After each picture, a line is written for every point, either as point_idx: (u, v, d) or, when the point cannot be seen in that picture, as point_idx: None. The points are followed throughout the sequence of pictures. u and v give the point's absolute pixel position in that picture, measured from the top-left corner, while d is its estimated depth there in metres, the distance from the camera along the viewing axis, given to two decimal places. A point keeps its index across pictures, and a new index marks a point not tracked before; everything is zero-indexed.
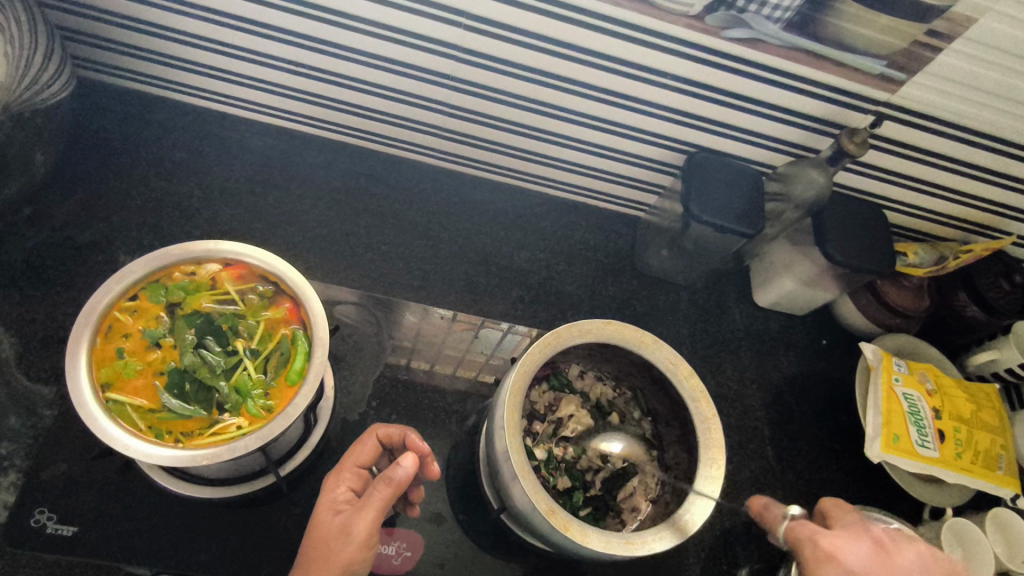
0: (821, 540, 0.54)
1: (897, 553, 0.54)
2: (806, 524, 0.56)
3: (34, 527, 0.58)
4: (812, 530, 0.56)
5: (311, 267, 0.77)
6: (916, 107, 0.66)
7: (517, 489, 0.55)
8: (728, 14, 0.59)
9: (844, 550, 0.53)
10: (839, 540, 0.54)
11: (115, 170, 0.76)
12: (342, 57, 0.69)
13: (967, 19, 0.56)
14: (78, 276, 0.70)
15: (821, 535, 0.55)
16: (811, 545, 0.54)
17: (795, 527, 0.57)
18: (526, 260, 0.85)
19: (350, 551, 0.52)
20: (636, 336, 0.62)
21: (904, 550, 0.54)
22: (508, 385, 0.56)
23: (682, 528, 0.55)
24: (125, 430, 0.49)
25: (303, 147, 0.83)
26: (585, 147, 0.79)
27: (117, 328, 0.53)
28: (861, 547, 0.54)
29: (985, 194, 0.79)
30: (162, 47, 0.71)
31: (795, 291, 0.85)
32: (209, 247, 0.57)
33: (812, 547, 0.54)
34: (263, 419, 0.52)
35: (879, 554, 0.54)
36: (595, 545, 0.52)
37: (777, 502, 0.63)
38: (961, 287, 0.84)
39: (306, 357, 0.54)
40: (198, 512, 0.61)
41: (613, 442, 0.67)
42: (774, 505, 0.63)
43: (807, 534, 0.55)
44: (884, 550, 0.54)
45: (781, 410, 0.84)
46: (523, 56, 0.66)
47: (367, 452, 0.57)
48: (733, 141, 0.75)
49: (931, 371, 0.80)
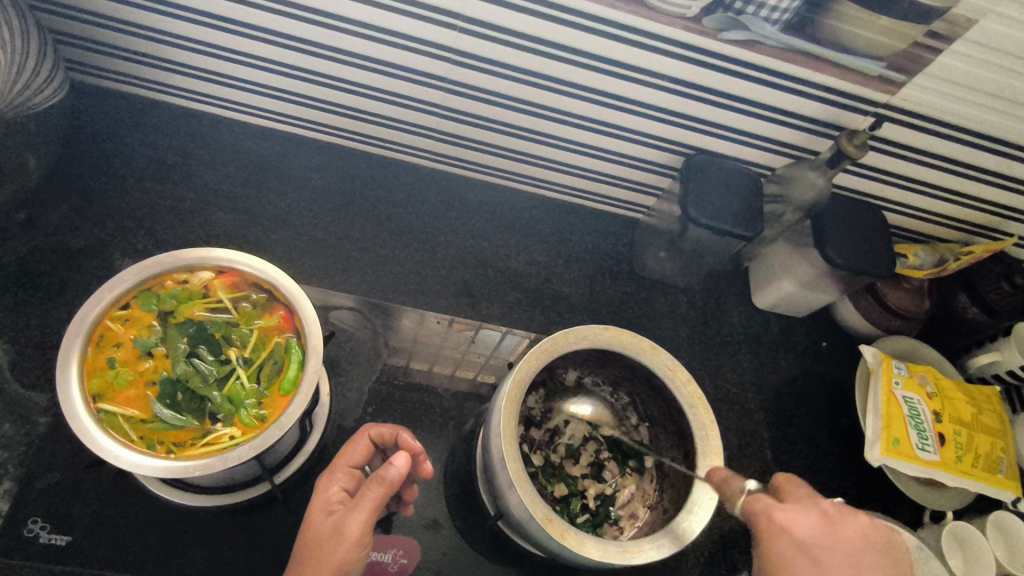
0: (775, 516, 0.49)
1: (845, 526, 0.49)
2: (762, 498, 0.50)
3: (27, 537, 0.57)
4: (766, 502, 0.50)
5: (307, 272, 0.76)
6: (916, 108, 0.66)
7: (515, 498, 0.54)
8: (726, 15, 0.58)
9: (798, 526, 0.48)
10: (791, 511, 0.49)
11: (110, 175, 0.76)
12: (334, 59, 0.68)
13: (968, 21, 0.55)
14: (73, 282, 0.70)
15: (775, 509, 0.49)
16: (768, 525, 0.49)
17: (750, 501, 0.51)
18: (525, 263, 0.84)
19: (344, 551, 0.51)
20: (633, 341, 0.61)
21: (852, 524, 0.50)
22: (505, 394, 0.56)
23: (681, 536, 0.54)
24: (116, 441, 0.48)
25: (299, 149, 0.82)
26: (583, 149, 0.78)
27: (109, 337, 0.53)
28: (813, 517, 0.49)
29: (985, 195, 0.78)
30: (155, 50, 0.70)
31: (794, 292, 0.85)
32: (201, 255, 0.56)
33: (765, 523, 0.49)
34: (256, 429, 0.51)
35: (830, 522, 0.49)
36: (593, 553, 0.52)
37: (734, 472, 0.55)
38: (962, 289, 0.84)
39: (300, 365, 0.54)
40: (193, 520, 0.60)
41: (581, 404, 0.68)
42: (734, 476, 0.54)
43: (762, 508, 0.50)
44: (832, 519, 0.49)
45: (780, 412, 0.83)
46: (518, 58, 0.65)
47: (360, 451, 0.57)
48: (732, 143, 0.74)
49: (931, 373, 0.80)
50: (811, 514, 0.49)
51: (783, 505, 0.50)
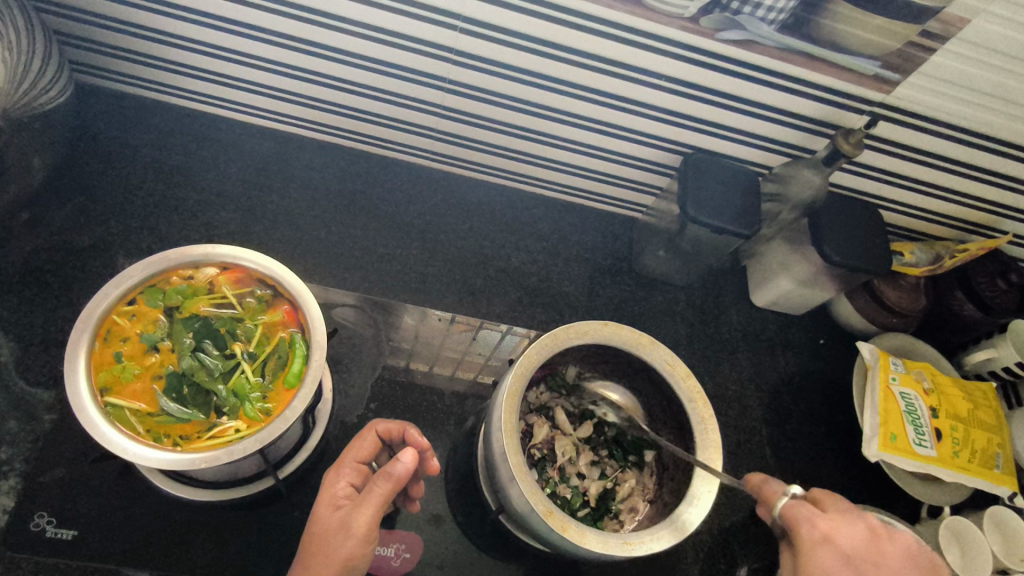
0: (822, 523, 0.53)
1: (888, 543, 0.54)
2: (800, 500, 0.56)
3: (34, 531, 0.58)
4: (809, 510, 0.54)
5: (309, 272, 0.77)
6: (911, 108, 0.67)
7: (515, 490, 0.55)
8: (723, 16, 0.59)
9: (842, 535, 0.53)
10: (838, 523, 0.53)
11: (114, 175, 0.77)
12: (336, 60, 0.69)
13: (961, 20, 0.56)
14: (78, 279, 0.70)
15: (820, 517, 0.54)
16: (810, 529, 0.53)
17: (791, 505, 0.56)
18: (525, 261, 0.85)
19: (350, 546, 0.51)
20: (633, 336, 0.62)
21: (894, 542, 0.54)
22: (505, 389, 0.56)
23: (682, 527, 0.55)
24: (124, 434, 0.49)
25: (300, 150, 0.83)
26: (582, 149, 0.79)
27: (115, 332, 0.53)
28: (858, 531, 0.53)
29: (981, 194, 0.79)
30: (159, 51, 0.71)
31: (792, 290, 0.85)
32: (206, 251, 0.57)
33: (811, 528, 0.53)
34: (261, 422, 0.52)
35: (872, 540, 0.54)
36: (594, 544, 0.52)
37: (772, 477, 0.60)
38: (958, 286, 0.85)
39: (304, 360, 0.55)
40: (198, 514, 0.61)
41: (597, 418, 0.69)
42: (773, 480, 0.60)
43: (804, 514, 0.54)
44: (874, 535, 0.54)
45: (779, 409, 0.84)
46: (518, 58, 0.66)
47: (366, 448, 0.57)
48: (730, 142, 0.75)
49: (928, 369, 0.80)
50: (859, 527, 0.54)
51: (827, 516, 0.54)
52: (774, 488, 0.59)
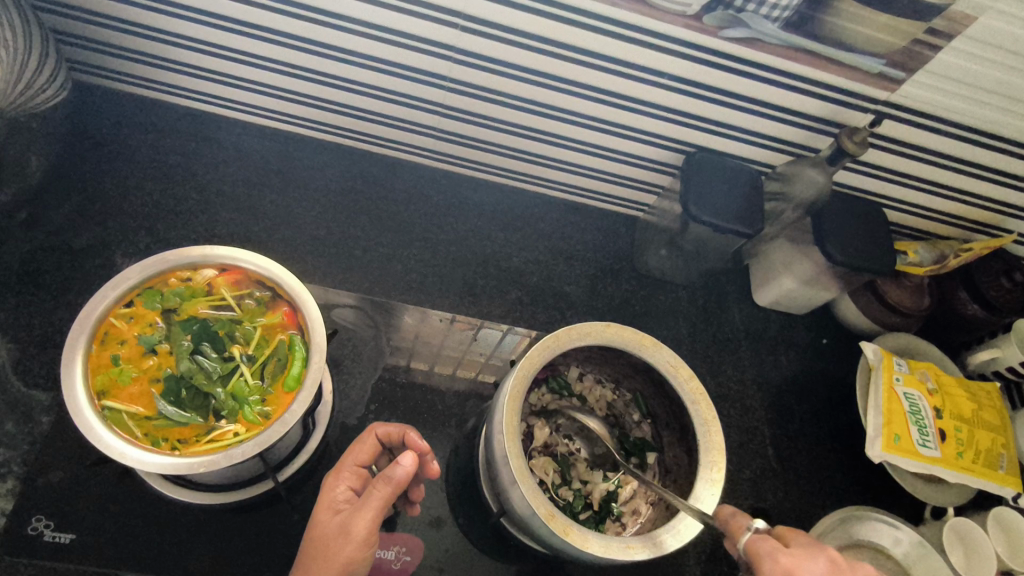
0: (783, 559, 0.47)
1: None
2: (766, 536, 0.50)
3: (31, 535, 0.58)
4: (771, 545, 0.49)
5: (307, 272, 0.76)
6: (916, 106, 0.66)
7: (517, 493, 0.54)
8: (726, 13, 0.58)
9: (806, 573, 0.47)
10: (800, 560, 0.48)
11: (112, 174, 0.76)
12: (337, 58, 0.69)
13: (967, 18, 0.55)
14: (75, 280, 0.70)
15: (782, 553, 0.48)
16: (772, 566, 0.47)
17: (754, 540, 0.50)
18: (525, 261, 0.84)
19: (349, 550, 0.51)
20: (635, 337, 0.61)
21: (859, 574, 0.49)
22: (506, 392, 0.56)
23: (656, 544, 0.53)
24: (120, 438, 0.48)
25: (299, 148, 0.83)
26: (584, 147, 0.79)
27: (112, 334, 0.53)
28: (821, 565, 0.48)
29: (985, 192, 0.78)
30: (157, 50, 0.70)
31: (794, 290, 0.85)
32: (205, 252, 0.56)
33: (773, 565, 0.47)
34: (260, 426, 0.51)
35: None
36: (595, 548, 0.51)
37: (739, 509, 0.53)
38: (961, 285, 0.84)
39: (303, 362, 0.54)
40: (196, 517, 0.61)
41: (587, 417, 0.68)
42: (739, 513, 0.53)
43: (766, 550, 0.48)
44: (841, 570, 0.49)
45: (781, 409, 0.84)
46: (520, 57, 0.66)
47: (365, 451, 0.57)
48: (732, 141, 0.75)
49: (931, 369, 0.80)
50: (820, 562, 0.48)
51: (790, 550, 0.49)
52: (739, 520, 0.52)
